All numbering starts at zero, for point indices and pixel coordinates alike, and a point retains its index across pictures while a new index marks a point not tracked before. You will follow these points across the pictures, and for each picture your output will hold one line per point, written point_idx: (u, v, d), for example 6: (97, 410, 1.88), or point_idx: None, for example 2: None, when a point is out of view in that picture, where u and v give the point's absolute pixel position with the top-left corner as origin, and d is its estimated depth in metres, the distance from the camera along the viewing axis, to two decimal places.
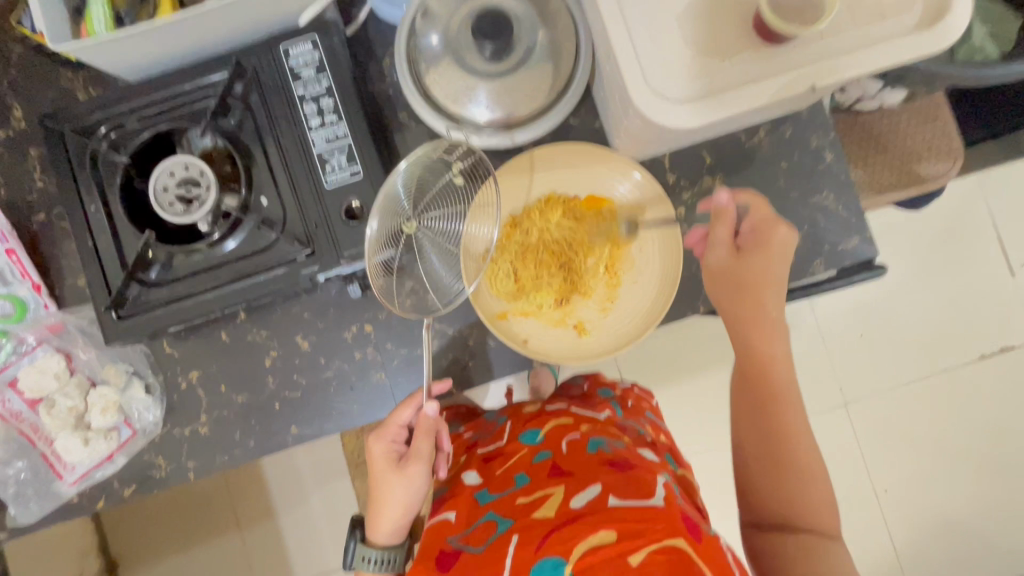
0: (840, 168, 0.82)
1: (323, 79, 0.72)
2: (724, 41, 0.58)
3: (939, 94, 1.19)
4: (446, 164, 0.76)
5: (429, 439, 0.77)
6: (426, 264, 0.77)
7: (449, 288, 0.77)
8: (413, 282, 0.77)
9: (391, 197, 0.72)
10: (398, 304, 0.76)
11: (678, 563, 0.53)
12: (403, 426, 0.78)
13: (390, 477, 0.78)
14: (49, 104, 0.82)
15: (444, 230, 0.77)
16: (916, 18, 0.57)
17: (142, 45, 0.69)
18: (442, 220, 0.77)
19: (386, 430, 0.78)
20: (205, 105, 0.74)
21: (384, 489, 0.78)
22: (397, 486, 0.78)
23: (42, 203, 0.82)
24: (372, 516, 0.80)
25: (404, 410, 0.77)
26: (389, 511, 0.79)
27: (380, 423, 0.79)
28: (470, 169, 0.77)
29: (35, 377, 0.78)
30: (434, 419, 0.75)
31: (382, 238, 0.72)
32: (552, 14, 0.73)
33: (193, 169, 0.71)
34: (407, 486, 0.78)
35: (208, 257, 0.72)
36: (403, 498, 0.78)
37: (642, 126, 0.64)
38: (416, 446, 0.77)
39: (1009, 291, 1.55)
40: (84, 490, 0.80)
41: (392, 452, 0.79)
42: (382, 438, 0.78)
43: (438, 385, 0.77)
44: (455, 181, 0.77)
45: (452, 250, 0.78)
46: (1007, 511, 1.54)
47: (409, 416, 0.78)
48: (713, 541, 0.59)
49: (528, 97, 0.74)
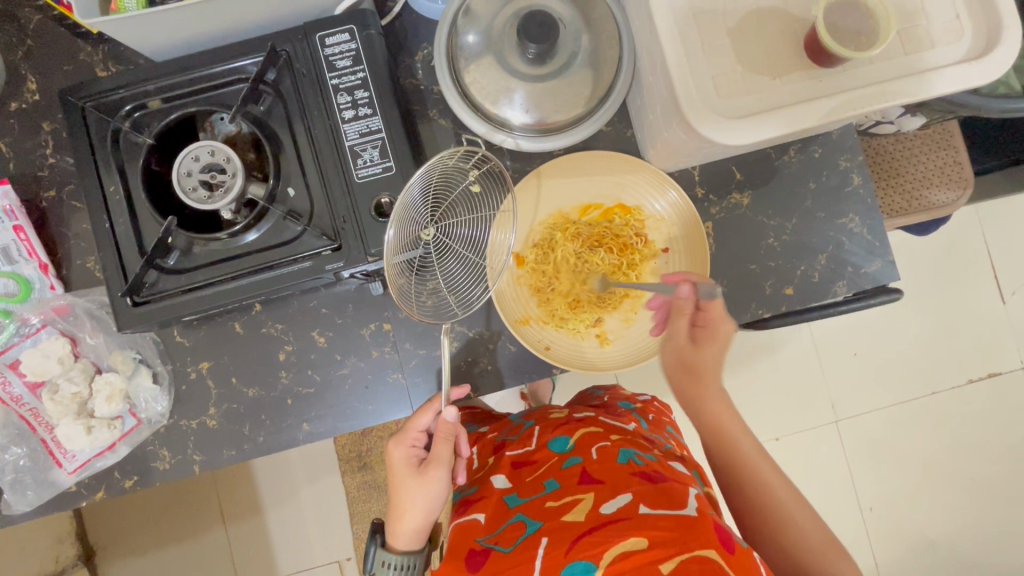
0: (866, 191, 0.82)
1: (359, 71, 0.70)
2: (774, 61, 0.59)
3: (954, 122, 1.21)
4: (462, 170, 0.77)
5: (449, 444, 0.75)
6: (444, 271, 0.76)
7: (466, 294, 0.77)
8: (427, 288, 0.76)
9: (410, 203, 0.71)
10: (417, 311, 0.75)
11: (710, 572, 0.53)
12: (422, 432, 0.77)
13: (410, 482, 0.76)
14: (66, 77, 0.79)
15: (459, 237, 0.77)
16: (964, 50, 0.57)
17: (174, 24, 0.66)
18: (457, 227, 0.77)
19: (406, 435, 0.77)
20: (233, 90, 0.72)
21: (403, 496, 0.76)
22: (417, 491, 0.76)
23: (53, 180, 0.79)
24: (392, 522, 0.78)
25: (422, 416, 0.75)
26: (408, 519, 0.76)
27: (400, 428, 0.78)
28: (485, 174, 0.78)
29: (37, 359, 0.74)
30: (453, 424, 0.73)
31: (403, 244, 0.71)
32: (596, 20, 0.72)
33: (219, 154, 0.68)
34: (427, 491, 0.76)
35: (229, 246, 0.70)
36: (424, 504, 0.76)
37: (684, 139, 0.64)
38: (435, 452, 0.75)
39: (1003, 319, 1.58)
40: (84, 479, 0.78)
41: (411, 458, 0.77)
42: (401, 441, 0.77)
43: (456, 390, 0.76)
44: (471, 188, 0.77)
45: (468, 257, 0.78)
46: (990, 534, 1.56)
47: (428, 422, 0.76)
48: (747, 553, 0.58)
49: (565, 102, 0.73)
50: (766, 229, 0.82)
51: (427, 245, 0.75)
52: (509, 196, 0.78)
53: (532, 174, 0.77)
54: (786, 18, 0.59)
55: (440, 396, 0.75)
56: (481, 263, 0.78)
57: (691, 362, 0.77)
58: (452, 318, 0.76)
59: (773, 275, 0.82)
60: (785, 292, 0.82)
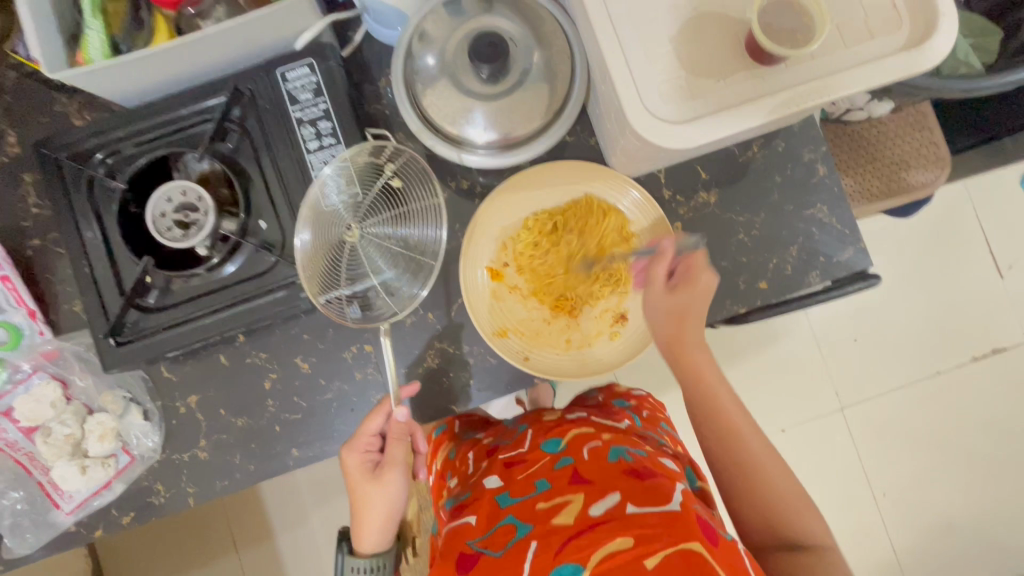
0: (832, 181, 0.83)
1: (321, 102, 0.72)
2: (716, 64, 0.60)
3: (926, 103, 1.22)
4: (378, 164, 0.77)
5: (403, 445, 0.78)
6: (378, 274, 0.78)
7: (401, 291, 0.78)
8: (365, 293, 0.78)
9: (326, 205, 0.74)
10: (353, 317, 0.77)
11: (694, 565, 0.54)
12: (374, 436, 0.77)
13: (369, 486, 0.79)
14: (43, 128, 0.82)
15: (387, 233, 0.79)
16: (903, 38, 0.58)
17: (137, 72, 0.69)
18: (383, 224, 0.79)
19: (358, 441, 0.76)
20: (201, 130, 0.74)
21: (364, 502, 0.79)
22: (378, 494, 0.79)
23: (37, 229, 0.82)
24: (356, 528, 0.81)
25: (374, 419, 0.75)
26: (372, 523, 0.80)
27: (351, 435, 0.78)
28: (398, 161, 0.78)
29: (31, 405, 0.77)
30: (405, 424, 0.75)
31: (325, 250, 0.75)
32: (547, 36, 0.74)
33: (191, 194, 0.71)
34: (387, 492, 0.79)
35: (208, 281, 0.72)
36: (388, 504, 0.80)
37: (639, 146, 0.65)
38: (390, 454, 0.77)
39: (1001, 294, 1.57)
40: (82, 518, 0.80)
41: (366, 463, 0.78)
42: (354, 449, 0.77)
43: (406, 388, 0.77)
44: (392, 182, 0.78)
45: (398, 252, 0.79)
46: (1005, 511, 1.55)
47: (379, 424, 0.77)
48: (733, 545, 0.60)
49: (524, 117, 0.74)
50: (735, 225, 0.83)
51: (355, 245, 0.78)
52: (432, 185, 0.78)
53: (512, 180, 0.79)
54: (726, 21, 0.60)
55: (390, 397, 0.76)
56: (412, 258, 0.79)
57: (669, 310, 0.72)
58: (389, 317, 0.78)
59: (746, 270, 0.83)
60: (759, 287, 0.83)
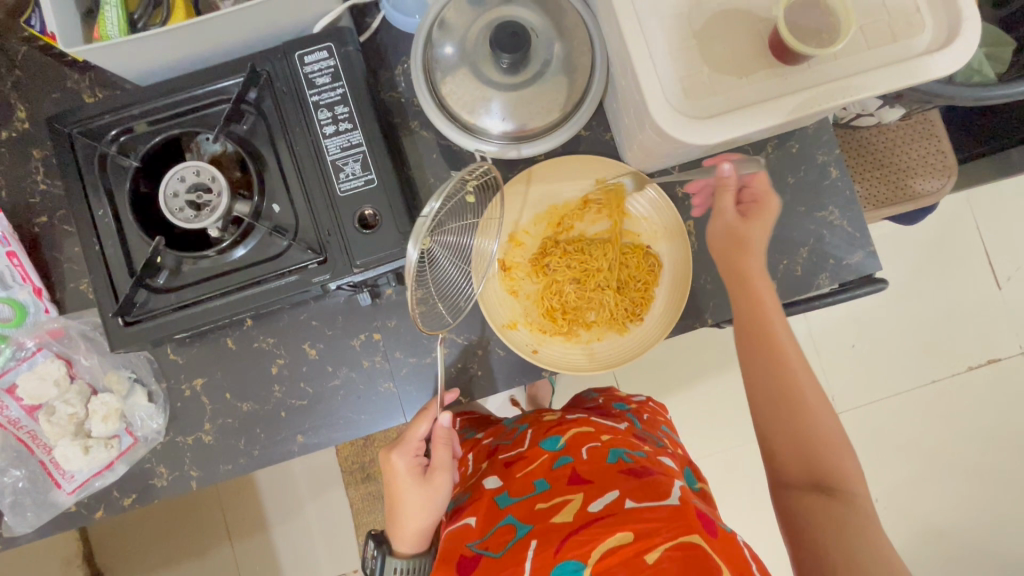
0: (845, 184, 0.83)
1: (338, 87, 0.72)
2: (739, 60, 0.60)
3: (934, 112, 1.22)
4: (462, 182, 0.70)
5: (448, 446, 0.79)
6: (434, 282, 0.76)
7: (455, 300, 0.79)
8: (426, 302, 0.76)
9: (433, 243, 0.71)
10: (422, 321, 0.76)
11: (695, 558, 0.54)
12: (422, 439, 0.78)
13: (415, 490, 0.77)
14: (54, 105, 0.81)
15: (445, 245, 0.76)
16: (924, 42, 0.58)
17: (155, 49, 0.68)
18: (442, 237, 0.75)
19: (408, 444, 0.78)
20: (217, 111, 0.73)
21: (406, 507, 0.77)
22: (424, 498, 0.77)
23: (44, 206, 0.81)
24: (393, 532, 0.79)
25: (420, 424, 0.76)
26: (412, 531, 0.77)
27: (400, 439, 0.79)
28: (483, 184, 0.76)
29: (33, 382, 0.76)
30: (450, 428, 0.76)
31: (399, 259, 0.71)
32: (567, 28, 0.74)
33: (204, 174, 0.70)
34: (433, 497, 0.77)
35: (218, 263, 0.71)
36: (433, 512, 0.78)
37: (658, 141, 0.65)
38: (437, 457, 0.78)
39: (1000, 304, 1.58)
40: (82, 499, 0.79)
41: (415, 466, 0.78)
42: (404, 453, 0.78)
43: (450, 393, 0.78)
44: (466, 199, 0.75)
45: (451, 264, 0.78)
46: (999, 519, 1.56)
47: (426, 428, 0.78)
48: (731, 538, 0.60)
49: (543, 108, 0.74)
50: None
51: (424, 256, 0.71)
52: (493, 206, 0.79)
53: (529, 172, 0.78)
54: (750, 17, 0.60)
55: (436, 400, 0.77)
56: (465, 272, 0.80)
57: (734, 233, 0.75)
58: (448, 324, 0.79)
59: None
60: None
